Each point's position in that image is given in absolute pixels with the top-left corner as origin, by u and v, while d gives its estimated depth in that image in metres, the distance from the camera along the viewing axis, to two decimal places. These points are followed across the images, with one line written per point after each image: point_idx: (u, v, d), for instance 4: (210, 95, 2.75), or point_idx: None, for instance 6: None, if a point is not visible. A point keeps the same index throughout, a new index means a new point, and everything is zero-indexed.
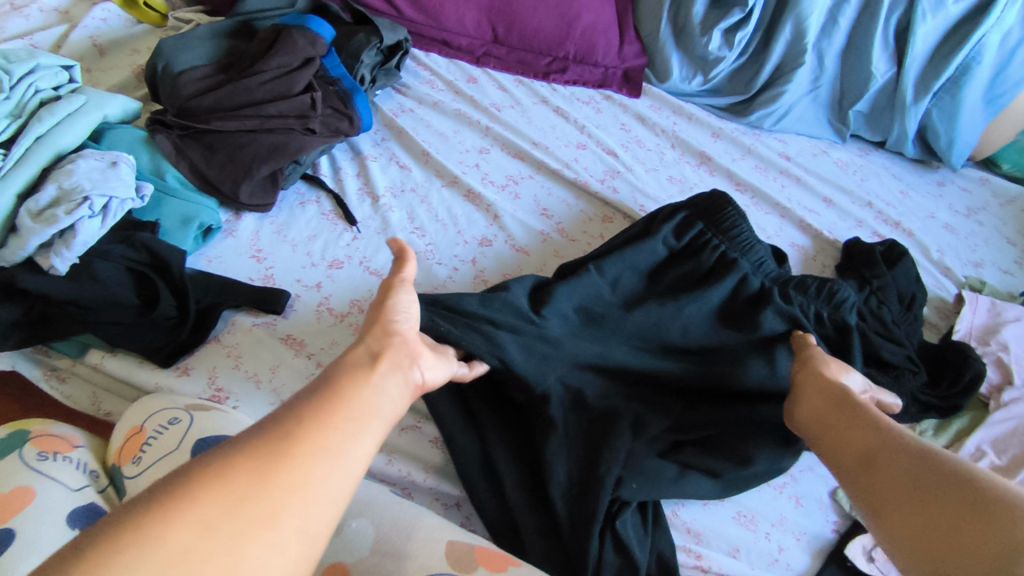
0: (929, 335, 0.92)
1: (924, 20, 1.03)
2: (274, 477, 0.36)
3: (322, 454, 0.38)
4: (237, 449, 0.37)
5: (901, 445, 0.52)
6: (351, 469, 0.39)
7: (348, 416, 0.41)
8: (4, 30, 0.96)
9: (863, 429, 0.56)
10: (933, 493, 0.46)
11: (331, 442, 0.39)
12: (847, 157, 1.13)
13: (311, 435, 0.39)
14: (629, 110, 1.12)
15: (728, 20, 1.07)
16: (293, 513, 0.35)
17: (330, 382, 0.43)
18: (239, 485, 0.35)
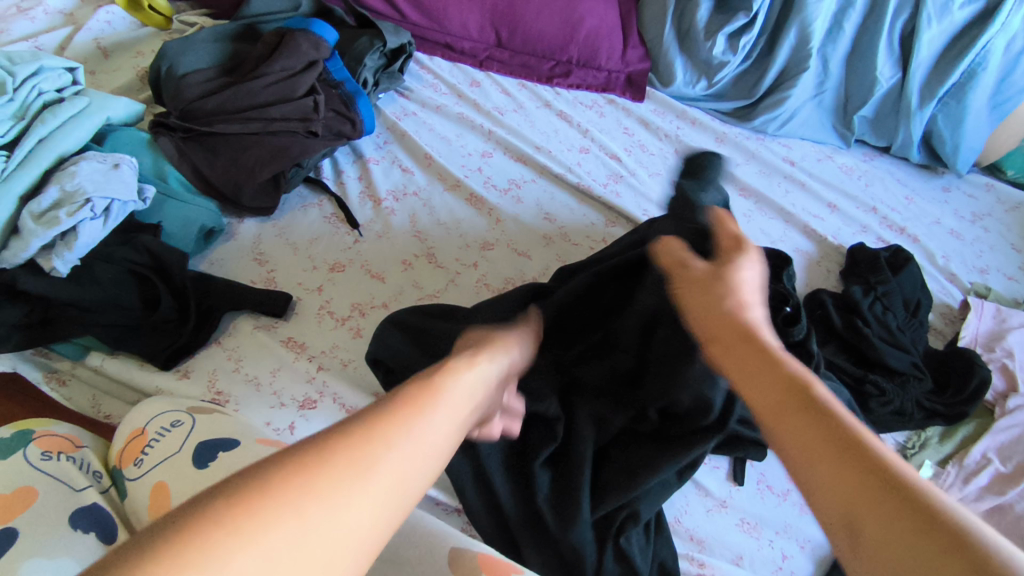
0: (935, 341, 0.91)
1: (930, 25, 1.03)
2: (340, 507, 0.37)
3: (362, 483, 0.38)
4: (282, 467, 0.37)
5: (878, 475, 0.38)
6: (385, 499, 0.39)
7: (408, 450, 0.42)
8: (9, 33, 0.96)
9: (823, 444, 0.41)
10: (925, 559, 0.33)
11: (372, 471, 0.39)
12: (851, 162, 1.13)
13: (374, 468, 0.39)
14: (633, 114, 1.12)
15: (732, 24, 1.07)
16: (334, 539, 0.36)
17: (374, 410, 0.43)
18: (307, 511, 0.36)
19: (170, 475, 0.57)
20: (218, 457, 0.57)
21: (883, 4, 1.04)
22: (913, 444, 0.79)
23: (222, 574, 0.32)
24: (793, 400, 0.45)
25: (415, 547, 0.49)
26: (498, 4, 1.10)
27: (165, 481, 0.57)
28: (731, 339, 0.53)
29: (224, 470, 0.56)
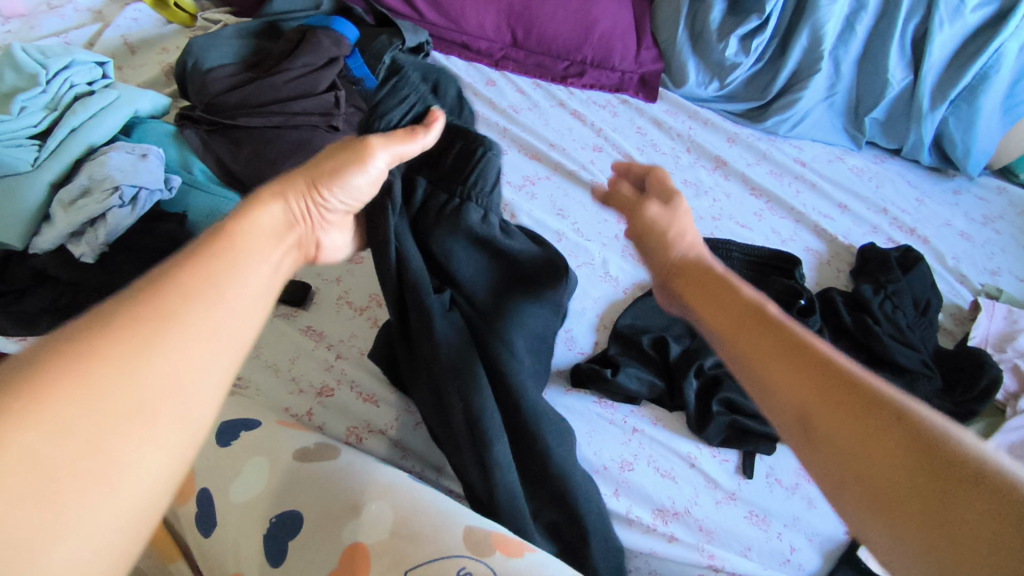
0: (945, 340, 0.92)
1: (942, 28, 1.04)
2: (150, 358, 0.31)
3: (173, 323, 0.33)
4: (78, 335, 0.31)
5: (842, 381, 0.38)
6: (208, 335, 0.34)
7: (221, 305, 0.35)
8: (41, 29, 0.99)
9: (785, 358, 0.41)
10: (885, 460, 0.33)
11: (179, 311, 0.33)
12: (862, 164, 1.14)
13: (181, 323, 0.33)
14: (645, 114, 1.13)
15: (745, 26, 1.08)
16: (164, 400, 0.31)
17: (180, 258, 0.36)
18: (97, 379, 0.29)
19: None
20: (239, 437, 0.58)
21: (895, 7, 1.05)
22: None
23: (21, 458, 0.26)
24: (752, 318, 0.45)
25: (431, 525, 0.50)
26: (514, 6, 1.13)
27: None
28: (700, 282, 0.51)
29: (245, 450, 0.57)
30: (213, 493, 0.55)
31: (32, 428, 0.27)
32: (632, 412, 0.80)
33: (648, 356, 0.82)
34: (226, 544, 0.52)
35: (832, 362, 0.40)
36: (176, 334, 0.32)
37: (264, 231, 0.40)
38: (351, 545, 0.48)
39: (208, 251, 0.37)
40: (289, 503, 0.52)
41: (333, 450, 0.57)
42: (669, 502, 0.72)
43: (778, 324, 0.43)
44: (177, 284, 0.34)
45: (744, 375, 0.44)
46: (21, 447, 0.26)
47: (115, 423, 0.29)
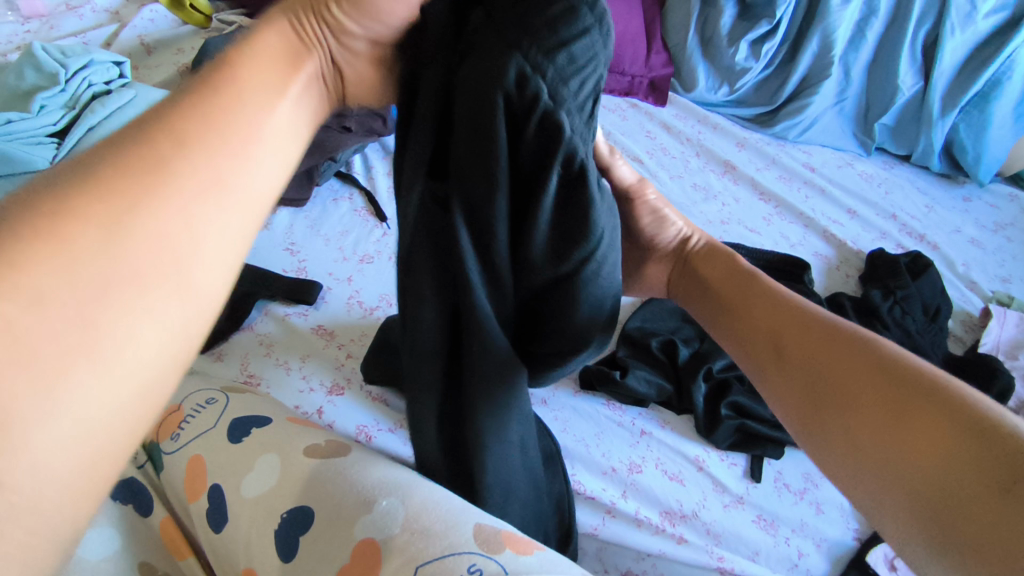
0: (954, 347, 0.92)
1: (953, 35, 1.04)
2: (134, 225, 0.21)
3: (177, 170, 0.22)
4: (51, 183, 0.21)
5: (815, 322, 0.44)
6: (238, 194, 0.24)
7: (244, 142, 0.25)
8: (59, 29, 1.01)
9: (768, 306, 0.47)
10: (850, 382, 0.38)
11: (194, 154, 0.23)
12: (871, 169, 1.14)
13: (182, 170, 0.23)
14: (655, 118, 1.14)
15: (755, 32, 1.09)
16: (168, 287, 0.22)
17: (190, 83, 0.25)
18: (81, 246, 0.20)
19: (205, 448, 0.59)
20: (250, 433, 0.59)
21: (906, 13, 1.05)
22: None
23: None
24: (738, 277, 0.52)
25: (441, 521, 0.50)
26: None
27: (200, 455, 0.59)
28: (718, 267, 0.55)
29: (256, 446, 0.57)
30: (225, 488, 0.56)
31: (5, 297, 0.18)
32: (640, 415, 0.80)
33: (656, 359, 0.82)
34: (237, 538, 0.53)
35: (827, 319, 0.43)
36: (177, 193, 0.22)
37: (269, 53, 0.28)
38: (363, 539, 0.49)
39: (210, 83, 0.25)
40: (300, 499, 0.53)
41: (344, 447, 0.57)
42: (676, 504, 0.72)
43: (757, 279, 0.51)
44: (178, 121, 0.23)
45: (739, 328, 0.49)
46: (2, 333, 0.18)
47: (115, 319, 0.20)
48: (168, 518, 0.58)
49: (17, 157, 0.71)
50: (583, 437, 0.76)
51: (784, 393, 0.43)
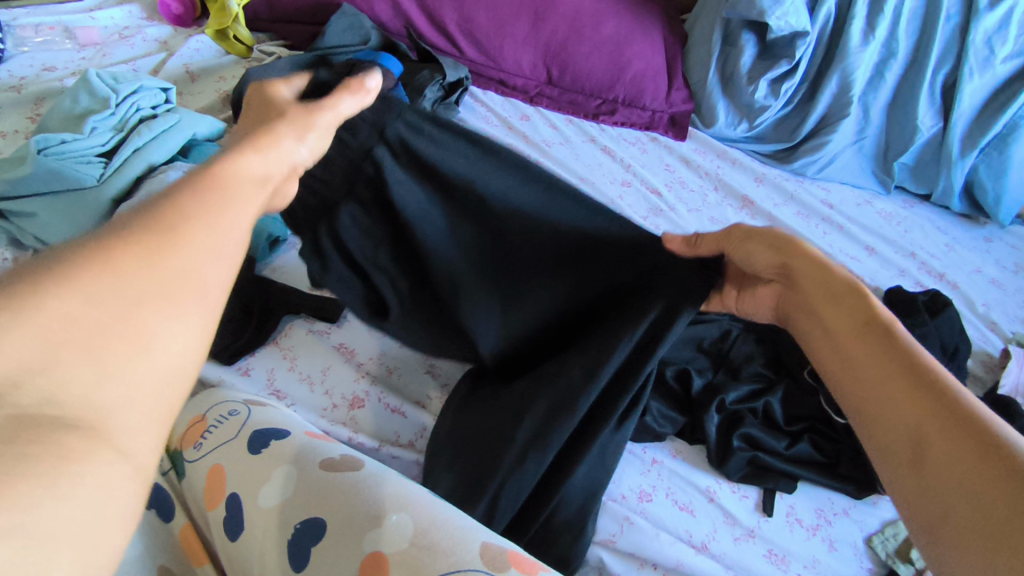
0: (974, 388, 0.90)
1: (972, 78, 1.05)
2: (126, 320, 0.31)
3: (140, 263, 0.33)
4: (39, 263, 0.31)
5: (936, 400, 0.43)
6: (179, 301, 0.34)
7: (173, 246, 0.34)
8: (111, 56, 1.08)
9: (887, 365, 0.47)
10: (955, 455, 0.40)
11: (164, 258, 0.34)
12: (891, 208, 1.14)
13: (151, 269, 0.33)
14: (674, 152, 1.16)
15: (774, 70, 1.11)
16: (133, 339, 0.31)
17: (154, 208, 0.36)
18: (69, 312, 0.30)
19: (225, 458, 0.61)
20: (269, 445, 0.60)
21: (923, 57, 1.07)
22: None
23: (93, 393, 0.29)
24: (874, 335, 0.49)
25: (448, 538, 0.51)
26: (550, 44, 1.14)
27: (220, 464, 0.61)
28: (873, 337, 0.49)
29: (273, 458, 0.59)
30: (242, 497, 0.57)
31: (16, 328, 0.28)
32: (652, 444, 0.80)
33: (669, 390, 0.82)
34: (252, 547, 0.54)
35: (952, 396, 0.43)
36: (167, 297, 0.33)
37: (202, 187, 0.39)
38: (372, 553, 0.50)
39: (169, 205, 0.37)
40: (313, 510, 0.54)
41: (358, 461, 0.59)
42: (685, 535, 0.72)
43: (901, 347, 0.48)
44: (139, 237, 0.34)
45: (886, 417, 0.45)
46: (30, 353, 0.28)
47: (97, 341, 0.30)
48: (188, 525, 0.60)
49: (71, 175, 0.78)
50: None
51: (910, 497, 0.41)
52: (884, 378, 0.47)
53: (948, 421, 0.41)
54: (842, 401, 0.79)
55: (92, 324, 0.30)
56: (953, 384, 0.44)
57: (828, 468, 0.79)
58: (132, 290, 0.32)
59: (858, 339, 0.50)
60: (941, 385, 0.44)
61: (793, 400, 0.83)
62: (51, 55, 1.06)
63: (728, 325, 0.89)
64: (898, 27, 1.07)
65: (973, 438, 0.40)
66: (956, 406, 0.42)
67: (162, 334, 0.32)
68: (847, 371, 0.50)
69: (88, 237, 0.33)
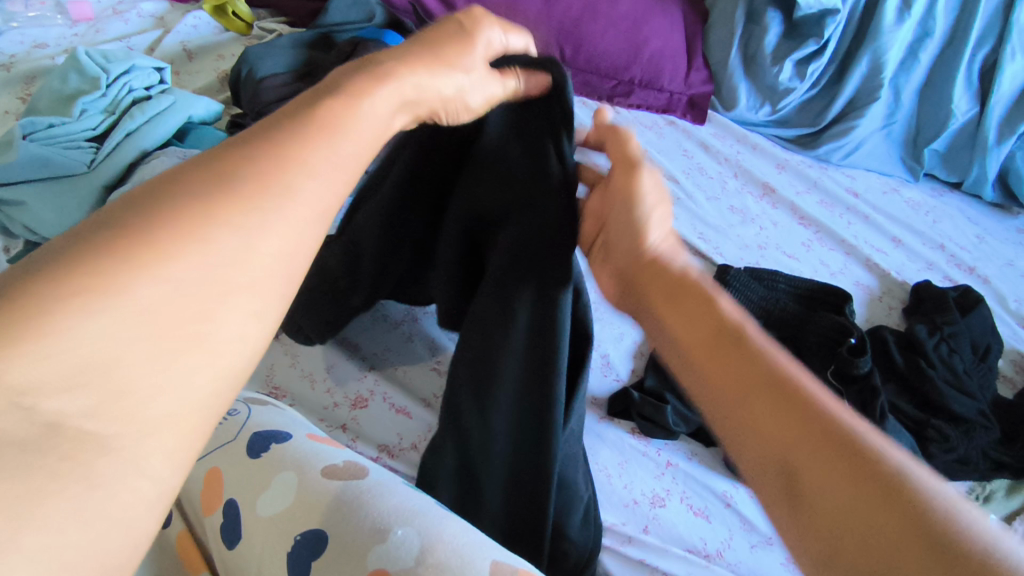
0: (1004, 388, 0.86)
1: (1014, 58, 1.00)
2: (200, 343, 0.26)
3: (197, 247, 0.27)
4: (91, 255, 0.25)
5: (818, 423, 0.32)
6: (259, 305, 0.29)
7: (263, 211, 0.29)
8: (105, 32, 1.03)
9: (751, 381, 0.35)
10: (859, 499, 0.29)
11: (213, 236, 0.27)
12: (919, 197, 1.09)
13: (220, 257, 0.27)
14: (692, 136, 1.10)
15: (801, 51, 1.05)
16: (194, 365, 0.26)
17: (224, 167, 0.30)
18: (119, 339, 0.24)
19: (224, 460, 0.58)
20: (269, 449, 0.58)
21: (962, 37, 1.02)
22: (977, 496, 0.75)
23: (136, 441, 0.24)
24: (725, 341, 0.38)
25: (454, 557, 0.49)
26: (564, 22, 1.08)
27: (219, 467, 0.58)
28: (734, 354, 0.37)
29: (273, 463, 0.56)
30: (240, 503, 0.55)
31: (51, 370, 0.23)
32: (665, 445, 0.77)
33: (684, 388, 0.79)
34: (249, 557, 0.52)
35: (835, 420, 0.32)
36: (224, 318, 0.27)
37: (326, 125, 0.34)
38: (375, 570, 0.47)
39: (257, 156, 0.31)
40: (314, 522, 0.51)
41: (362, 469, 0.56)
42: (700, 543, 0.69)
43: (765, 366, 0.36)
44: (211, 211, 0.28)
45: (747, 450, 0.34)
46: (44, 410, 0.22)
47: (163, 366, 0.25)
48: (185, 531, 0.58)
49: (55, 160, 0.75)
50: (604, 465, 0.74)
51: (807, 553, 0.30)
52: (766, 407, 0.34)
53: (845, 457, 0.30)
54: (868, 404, 0.76)
55: (214, 290, 0.27)
56: (822, 400, 0.33)
57: None
58: (198, 297, 0.27)
59: (708, 355, 0.38)
60: (820, 413, 0.33)
61: None
62: (42, 31, 1.02)
63: None
64: (936, 3, 1.01)
65: (867, 481, 0.29)
66: (843, 434, 0.31)
67: (239, 323, 0.28)
68: (717, 416, 0.36)
69: (156, 208, 0.27)
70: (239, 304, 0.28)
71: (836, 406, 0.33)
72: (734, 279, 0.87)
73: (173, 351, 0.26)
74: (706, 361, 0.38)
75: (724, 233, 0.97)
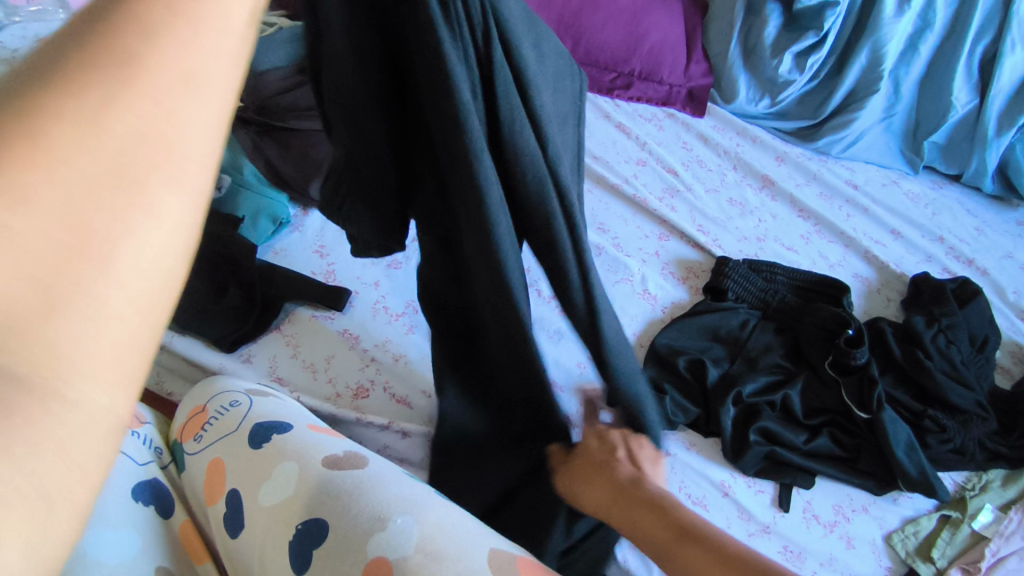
0: (1001, 379, 0.87)
1: (1014, 50, 1.00)
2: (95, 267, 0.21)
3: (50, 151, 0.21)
4: None
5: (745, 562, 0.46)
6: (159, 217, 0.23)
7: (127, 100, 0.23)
8: None
9: (693, 550, 0.48)
10: None
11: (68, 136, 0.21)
12: (918, 189, 1.09)
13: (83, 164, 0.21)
14: (692, 129, 1.11)
15: (801, 42, 1.05)
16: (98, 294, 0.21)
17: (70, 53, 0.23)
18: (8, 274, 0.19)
19: (227, 452, 0.59)
20: (271, 440, 0.58)
21: (962, 29, 1.02)
22: (973, 485, 0.76)
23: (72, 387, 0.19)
24: (670, 528, 0.50)
25: (454, 545, 0.49)
26: (564, 15, 1.08)
27: (221, 458, 0.59)
28: (669, 533, 0.50)
29: (274, 454, 0.57)
30: (243, 493, 0.56)
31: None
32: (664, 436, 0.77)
33: (682, 380, 0.79)
34: (252, 545, 0.53)
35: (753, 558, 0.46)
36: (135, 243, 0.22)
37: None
38: (375, 558, 0.48)
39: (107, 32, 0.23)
40: (315, 511, 0.52)
41: (362, 459, 0.57)
42: None
43: (695, 530, 0.49)
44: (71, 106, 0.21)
45: None
46: None
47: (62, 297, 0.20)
48: (188, 521, 0.59)
49: None
50: None
51: None
52: (707, 566, 0.47)
53: None
54: (865, 395, 0.77)
55: (83, 185, 0.21)
56: (745, 549, 0.47)
57: (848, 463, 0.76)
58: (84, 215, 0.21)
59: (671, 542, 0.49)
60: (751, 561, 0.46)
61: (812, 391, 0.80)
62: (43, 26, 1.02)
63: (747, 315, 0.87)
64: None
65: None
66: (767, 569, 0.45)
67: (147, 240, 0.22)
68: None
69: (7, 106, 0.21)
70: (154, 198, 0.22)
71: (740, 544, 0.48)
72: (732, 271, 0.88)
73: (57, 270, 0.20)
74: (644, 526, 0.52)
75: (722, 225, 0.98)
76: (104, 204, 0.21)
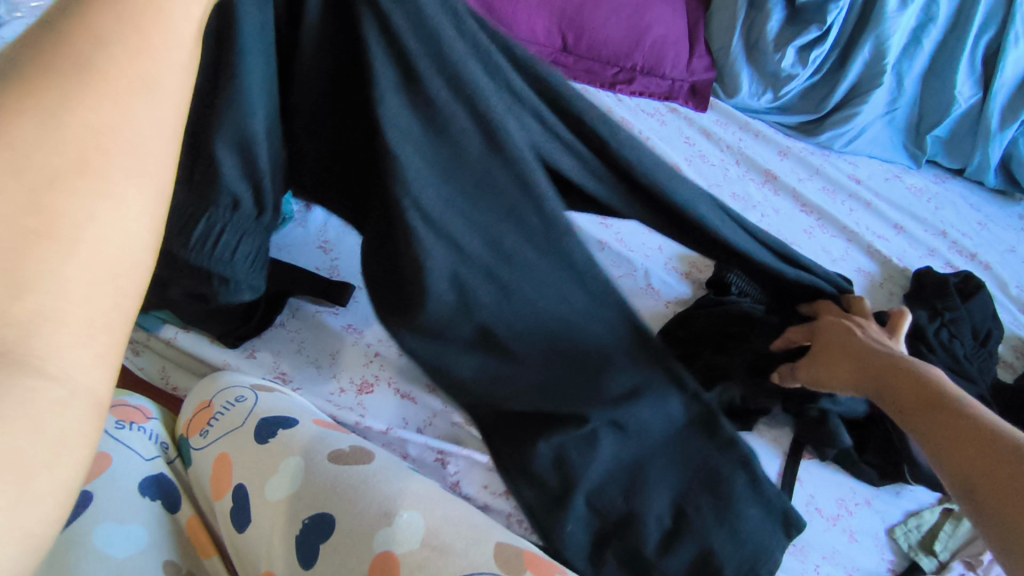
0: (1003, 373, 0.87)
1: (1017, 45, 1.00)
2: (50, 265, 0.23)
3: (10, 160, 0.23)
4: None
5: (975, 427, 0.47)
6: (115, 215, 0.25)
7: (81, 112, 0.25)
8: None
9: (951, 415, 0.49)
10: (1006, 466, 0.44)
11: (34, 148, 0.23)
12: (921, 183, 1.09)
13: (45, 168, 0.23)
14: (694, 124, 1.10)
15: (803, 37, 1.05)
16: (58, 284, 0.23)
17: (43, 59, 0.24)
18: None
19: (233, 446, 0.59)
20: (277, 434, 0.59)
21: (966, 23, 1.01)
22: None
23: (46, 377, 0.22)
24: (926, 400, 0.51)
25: (461, 539, 0.50)
26: (566, 8, 1.08)
27: (227, 452, 0.59)
28: (918, 404, 0.52)
29: (281, 448, 0.57)
30: (249, 488, 0.56)
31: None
32: None
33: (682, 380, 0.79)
34: (258, 539, 0.53)
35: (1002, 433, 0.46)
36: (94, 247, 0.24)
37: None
38: (383, 552, 0.48)
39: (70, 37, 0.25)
40: (321, 506, 0.52)
41: (368, 454, 0.57)
42: None
43: (953, 403, 0.50)
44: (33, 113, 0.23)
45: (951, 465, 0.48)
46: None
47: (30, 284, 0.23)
48: (195, 517, 0.59)
49: None
50: None
51: (988, 528, 0.44)
52: (955, 441, 0.48)
53: (998, 449, 0.45)
54: None
55: (44, 173, 0.23)
56: (977, 414, 0.49)
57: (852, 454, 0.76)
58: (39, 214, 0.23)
59: (922, 410, 0.51)
60: (976, 422, 0.48)
61: None
62: None
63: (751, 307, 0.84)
64: None
65: (1021, 456, 0.44)
66: (1002, 436, 0.46)
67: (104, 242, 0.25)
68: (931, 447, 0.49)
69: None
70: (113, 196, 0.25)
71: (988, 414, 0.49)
72: None
73: (29, 248, 0.23)
74: (895, 394, 0.54)
75: None
76: (65, 191, 0.24)
